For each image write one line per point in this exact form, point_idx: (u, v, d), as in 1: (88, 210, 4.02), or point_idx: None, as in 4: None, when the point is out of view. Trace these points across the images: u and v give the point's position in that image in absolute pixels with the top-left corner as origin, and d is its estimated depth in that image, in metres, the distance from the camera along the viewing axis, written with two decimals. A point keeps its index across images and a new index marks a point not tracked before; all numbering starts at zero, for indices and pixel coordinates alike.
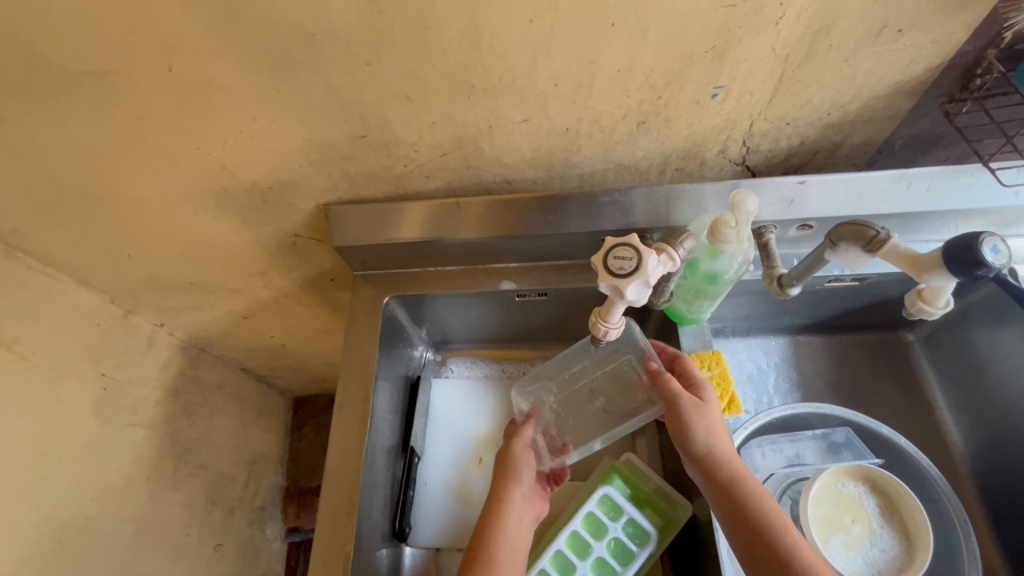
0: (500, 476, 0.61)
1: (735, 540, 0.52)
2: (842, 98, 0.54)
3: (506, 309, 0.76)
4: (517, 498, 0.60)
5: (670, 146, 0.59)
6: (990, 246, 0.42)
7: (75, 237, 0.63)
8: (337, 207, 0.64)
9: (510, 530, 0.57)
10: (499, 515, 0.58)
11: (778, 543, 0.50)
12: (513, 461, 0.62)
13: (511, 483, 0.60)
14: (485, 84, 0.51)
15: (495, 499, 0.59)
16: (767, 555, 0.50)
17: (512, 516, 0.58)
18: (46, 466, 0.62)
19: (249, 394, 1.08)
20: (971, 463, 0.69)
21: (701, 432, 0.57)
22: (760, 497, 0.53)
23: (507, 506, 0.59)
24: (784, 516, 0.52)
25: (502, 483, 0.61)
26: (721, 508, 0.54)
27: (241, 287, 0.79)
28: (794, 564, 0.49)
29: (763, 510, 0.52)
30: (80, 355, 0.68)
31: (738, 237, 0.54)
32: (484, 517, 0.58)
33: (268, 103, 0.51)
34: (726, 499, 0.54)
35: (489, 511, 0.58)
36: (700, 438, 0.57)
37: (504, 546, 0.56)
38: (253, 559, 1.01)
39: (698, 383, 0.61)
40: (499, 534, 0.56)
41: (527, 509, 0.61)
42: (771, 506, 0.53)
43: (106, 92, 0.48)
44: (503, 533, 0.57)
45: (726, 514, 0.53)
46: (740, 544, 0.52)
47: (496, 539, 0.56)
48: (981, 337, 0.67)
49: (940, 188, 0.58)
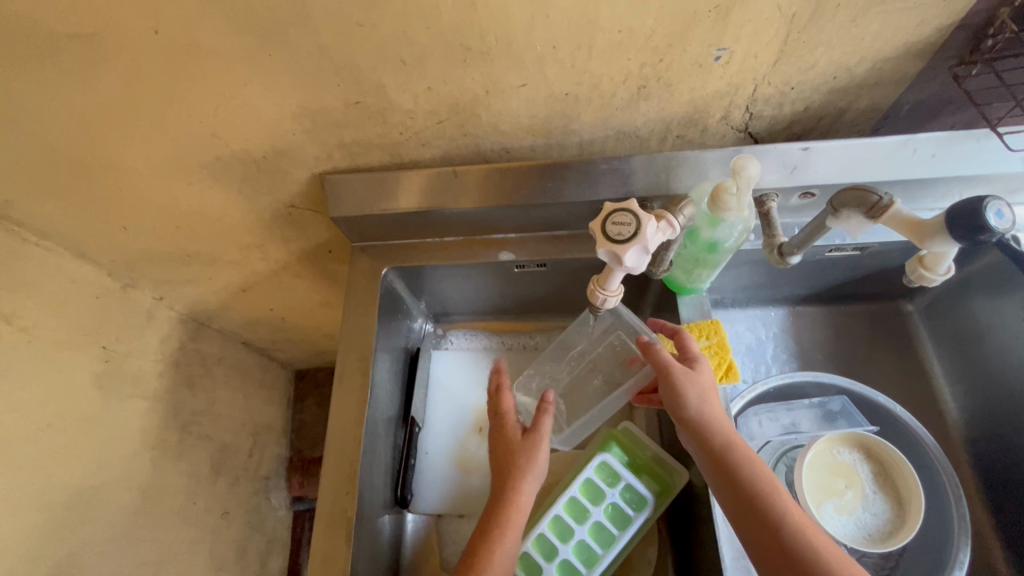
0: (511, 470, 0.59)
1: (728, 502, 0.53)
2: (849, 61, 0.53)
3: (505, 280, 0.76)
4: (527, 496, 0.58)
5: (672, 111, 0.58)
6: (994, 211, 0.41)
7: (69, 209, 0.63)
8: (331, 176, 0.63)
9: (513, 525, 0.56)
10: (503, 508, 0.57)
11: (770, 514, 0.50)
12: (522, 458, 0.60)
13: (522, 481, 0.58)
14: (481, 46, 0.49)
15: (506, 492, 0.58)
16: (759, 520, 0.50)
17: (514, 513, 0.57)
18: (50, 437, 0.63)
19: (250, 367, 1.09)
20: (964, 430, 0.70)
21: (692, 396, 0.57)
22: (753, 470, 0.53)
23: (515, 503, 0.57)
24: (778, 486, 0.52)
25: (514, 480, 0.59)
26: (713, 474, 0.54)
27: (239, 260, 0.78)
28: (785, 531, 0.49)
29: (754, 481, 0.52)
30: (80, 327, 0.68)
31: (739, 204, 0.53)
32: (491, 513, 0.57)
33: (259, 68, 0.50)
34: (715, 465, 0.54)
35: (496, 508, 0.57)
36: (691, 403, 0.57)
37: (502, 544, 0.55)
38: (259, 527, 1.04)
39: (692, 356, 0.60)
40: (506, 527, 0.56)
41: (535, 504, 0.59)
42: (764, 478, 0.52)
43: (90, 55, 0.47)
44: (507, 528, 0.56)
45: (719, 477, 0.54)
46: (733, 510, 0.52)
47: (501, 536, 0.55)
48: (979, 305, 0.66)
49: (945, 154, 0.57)
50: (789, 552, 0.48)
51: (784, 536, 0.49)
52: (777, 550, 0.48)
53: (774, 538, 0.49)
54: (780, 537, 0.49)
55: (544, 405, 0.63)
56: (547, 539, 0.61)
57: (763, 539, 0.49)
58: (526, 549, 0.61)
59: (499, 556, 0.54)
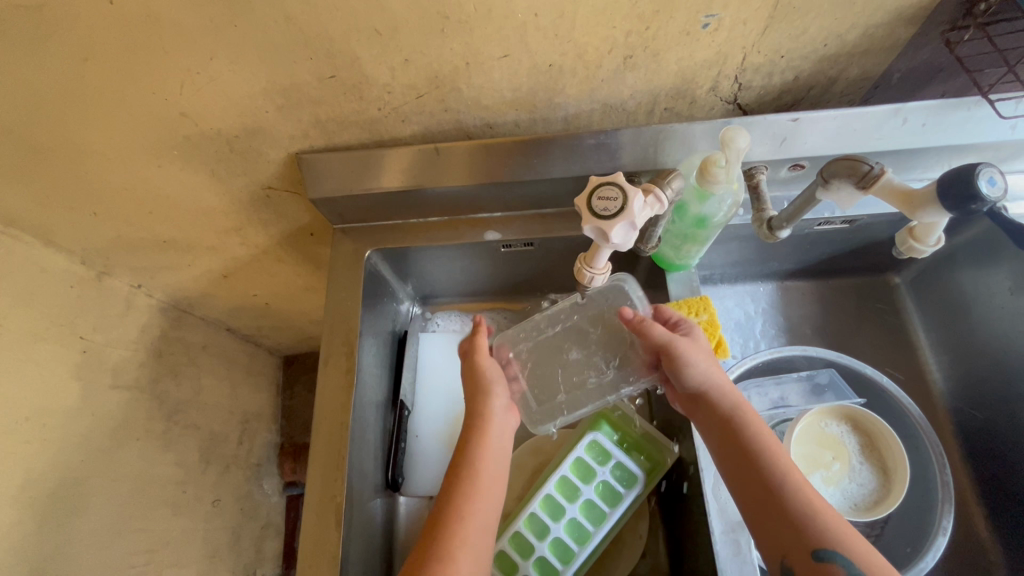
0: (474, 394, 0.60)
1: (731, 468, 0.53)
2: (839, 27, 0.51)
3: (492, 260, 0.74)
4: (495, 412, 0.59)
5: (659, 83, 0.56)
6: (985, 178, 0.41)
7: (33, 194, 0.60)
8: (308, 155, 0.61)
9: (488, 449, 0.56)
10: (478, 437, 0.56)
11: (768, 475, 0.50)
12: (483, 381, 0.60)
13: (488, 400, 0.59)
14: (459, 14, 0.47)
15: (476, 422, 0.58)
16: (758, 481, 0.50)
17: (487, 438, 0.57)
18: (29, 431, 0.61)
19: (236, 354, 1.07)
20: (949, 399, 0.71)
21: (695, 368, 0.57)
22: (750, 434, 0.53)
23: (484, 441, 0.56)
24: (777, 448, 0.52)
25: (480, 400, 0.59)
26: (717, 441, 0.54)
27: (218, 245, 0.76)
28: (784, 486, 0.49)
29: (754, 442, 0.52)
30: (54, 318, 0.66)
31: (728, 176, 0.52)
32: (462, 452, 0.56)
33: (224, 40, 0.47)
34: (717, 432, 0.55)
35: (470, 430, 0.57)
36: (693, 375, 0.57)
37: (482, 493, 0.53)
38: (251, 513, 1.03)
39: (684, 323, 0.60)
40: (479, 454, 0.55)
41: (507, 421, 0.60)
42: (765, 440, 0.52)
43: (39, 27, 0.44)
44: (483, 452, 0.56)
45: (721, 444, 0.54)
46: (734, 475, 0.52)
47: (478, 458, 0.55)
48: (965, 275, 0.67)
49: (935, 123, 0.57)
50: (781, 517, 0.48)
51: (782, 493, 0.49)
52: (774, 513, 0.48)
53: (773, 495, 0.49)
54: (779, 495, 0.49)
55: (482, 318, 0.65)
56: (538, 518, 0.62)
57: (762, 497, 0.49)
58: (517, 528, 0.61)
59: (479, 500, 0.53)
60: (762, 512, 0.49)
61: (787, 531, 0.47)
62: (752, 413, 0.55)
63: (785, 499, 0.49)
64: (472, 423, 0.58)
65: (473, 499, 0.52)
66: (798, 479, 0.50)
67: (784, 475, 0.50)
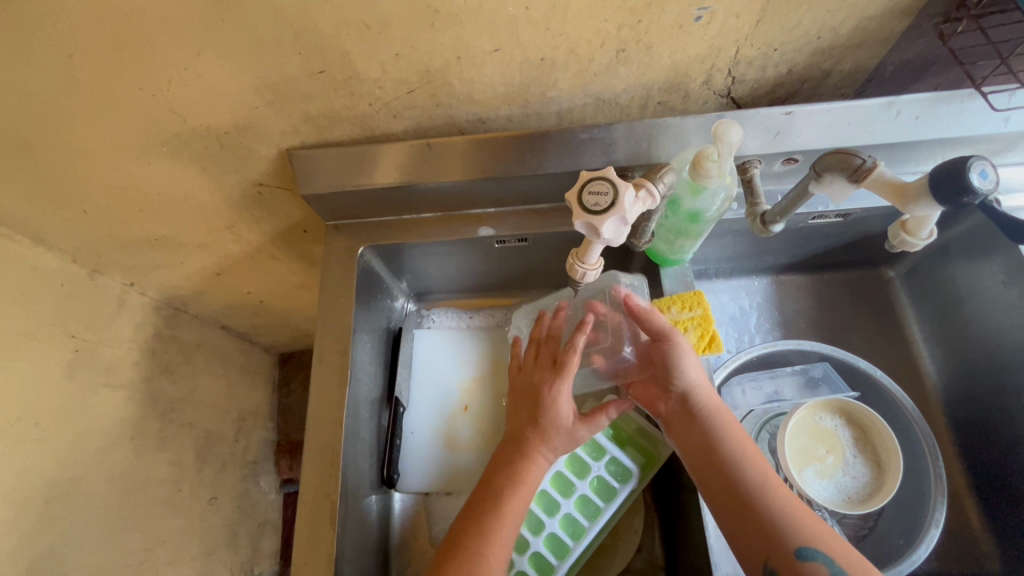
0: (530, 439, 0.58)
1: (711, 473, 0.53)
2: (833, 20, 0.51)
3: (486, 256, 0.74)
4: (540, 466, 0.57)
5: (652, 76, 0.56)
6: (977, 171, 0.41)
7: (22, 193, 0.59)
8: (300, 151, 0.60)
9: (528, 480, 0.56)
10: (522, 470, 0.56)
11: (750, 480, 0.51)
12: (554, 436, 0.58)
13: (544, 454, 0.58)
14: (449, 8, 0.46)
15: (523, 456, 0.57)
16: (740, 485, 0.51)
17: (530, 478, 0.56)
18: (23, 431, 0.61)
19: (231, 352, 1.06)
20: (942, 392, 0.71)
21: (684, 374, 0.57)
22: (731, 440, 0.54)
23: (523, 475, 0.56)
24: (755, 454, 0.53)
25: (533, 447, 0.57)
26: (700, 447, 0.55)
27: (210, 242, 0.76)
28: (766, 489, 0.50)
29: (737, 447, 0.53)
30: (46, 318, 0.65)
31: (721, 170, 0.52)
32: (494, 473, 0.57)
33: (211, 35, 0.47)
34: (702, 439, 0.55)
35: (512, 461, 0.57)
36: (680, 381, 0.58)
37: (508, 515, 0.54)
38: (248, 511, 1.03)
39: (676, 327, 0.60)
40: (517, 487, 0.55)
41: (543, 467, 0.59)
42: (746, 447, 0.53)
43: (23, 23, 0.43)
44: (524, 485, 0.55)
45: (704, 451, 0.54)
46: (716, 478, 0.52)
47: (514, 491, 0.55)
48: (958, 269, 0.67)
49: (929, 116, 0.56)
50: (761, 519, 0.48)
51: (762, 498, 0.49)
52: (756, 516, 0.49)
53: (754, 499, 0.50)
54: (760, 498, 0.49)
55: (582, 326, 0.60)
56: (533, 514, 0.62)
57: (743, 501, 0.50)
58: None
59: (504, 526, 0.53)
60: (744, 516, 0.49)
61: (766, 533, 0.48)
62: (729, 417, 0.56)
63: (766, 502, 0.49)
64: (511, 454, 0.57)
65: (499, 520, 0.53)
66: (776, 481, 0.51)
67: (763, 478, 0.51)
